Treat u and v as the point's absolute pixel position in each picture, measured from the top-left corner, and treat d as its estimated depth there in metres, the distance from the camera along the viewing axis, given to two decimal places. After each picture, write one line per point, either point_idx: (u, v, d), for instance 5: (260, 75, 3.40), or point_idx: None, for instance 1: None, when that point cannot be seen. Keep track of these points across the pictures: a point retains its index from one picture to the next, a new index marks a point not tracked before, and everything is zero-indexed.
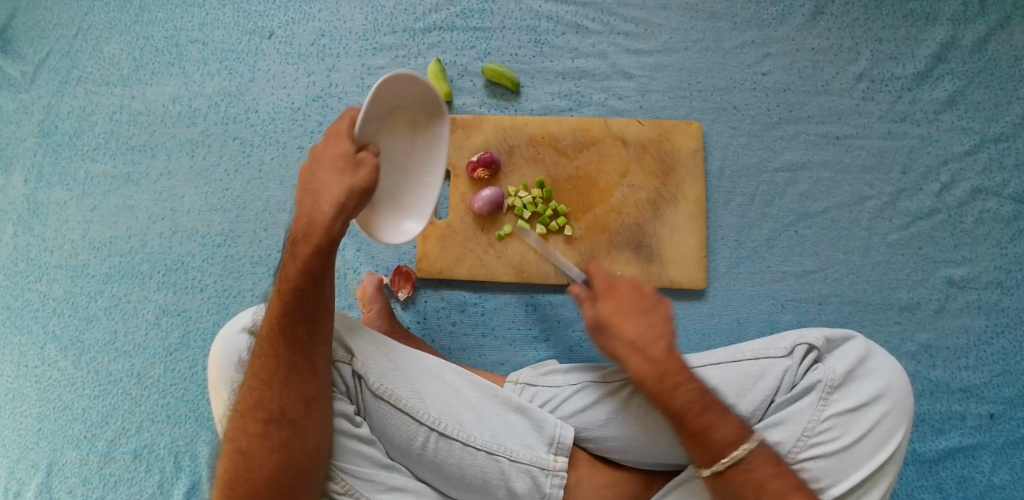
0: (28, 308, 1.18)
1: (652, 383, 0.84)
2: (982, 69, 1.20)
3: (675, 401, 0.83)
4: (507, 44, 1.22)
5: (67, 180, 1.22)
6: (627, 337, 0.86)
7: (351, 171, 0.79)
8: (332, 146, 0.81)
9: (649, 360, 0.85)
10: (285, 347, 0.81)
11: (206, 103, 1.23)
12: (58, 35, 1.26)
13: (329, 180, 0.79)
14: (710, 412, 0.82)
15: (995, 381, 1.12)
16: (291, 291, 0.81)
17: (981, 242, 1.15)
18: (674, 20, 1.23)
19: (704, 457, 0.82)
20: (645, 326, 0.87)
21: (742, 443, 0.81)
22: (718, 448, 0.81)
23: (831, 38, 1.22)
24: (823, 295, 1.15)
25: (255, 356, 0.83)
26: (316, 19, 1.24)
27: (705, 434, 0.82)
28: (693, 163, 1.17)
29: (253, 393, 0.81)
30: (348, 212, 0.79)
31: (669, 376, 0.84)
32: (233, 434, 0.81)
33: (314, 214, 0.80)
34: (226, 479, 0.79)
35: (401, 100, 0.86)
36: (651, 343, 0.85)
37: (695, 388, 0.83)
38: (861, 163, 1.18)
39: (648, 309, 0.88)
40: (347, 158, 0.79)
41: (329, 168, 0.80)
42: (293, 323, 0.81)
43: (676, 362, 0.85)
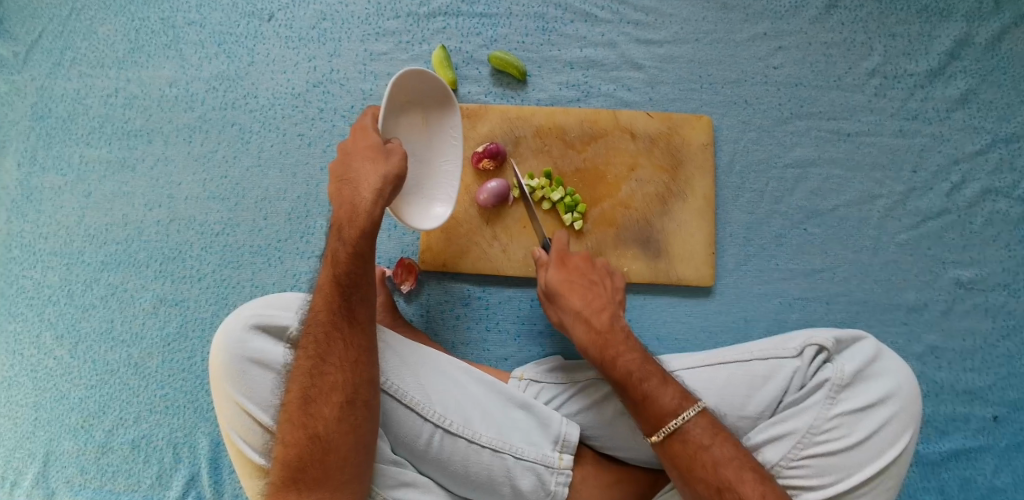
0: (23, 295, 1.15)
1: (593, 354, 0.92)
2: (996, 67, 1.18)
3: (613, 369, 0.89)
4: (514, 32, 1.19)
5: (61, 165, 1.19)
6: (573, 309, 0.96)
7: (383, 158, 0.87)
8: (363, 141, 0.89)
9: (590, 332, 0.94)
10: (345, 330, 0.84)
11: (204, 88, 1.20)
12: (51, 14, 1.22)
13: (367, 170, 0.87)
14: (647, 383, 0.87)
15: (999, 383, 1.12)
16: (344, 275, 0.86)
17: (990, 243, 1.15)
18: (686, 10, 1.20)
19: (646, 425, 0.85)
20: (589, 301, 0.97)
21: (681, 412, 0.84)
22: (655, 417, 0.85)
23: (845, 32, 1.19)
24: (830, 294, 1.14)
25: (310, 346, 0.84)
26: (318, 3, 1.20)
27: (644, 404, 0.86)
28: (703, 158, 1.15)
29: (318, 380, 0.83)
30: (386, 196, 0.86)
31: (608, 346, 0.91)
32: (302, 422, 0.81)
33: (353, 203, 0.86)
34: (296, 468, 0.79)
35: (413, 94, 0.99)
36: (591, 315, 0.95)
37: (634, 358, 0.89)
38: (871, 160, 1.17)
39: (590, 286, 0.99)
40: (377, 149, 0.88)
41: (364, 158, 0.87)
42: (344, 306, 0.85)
43: (617, 334, 0.93)
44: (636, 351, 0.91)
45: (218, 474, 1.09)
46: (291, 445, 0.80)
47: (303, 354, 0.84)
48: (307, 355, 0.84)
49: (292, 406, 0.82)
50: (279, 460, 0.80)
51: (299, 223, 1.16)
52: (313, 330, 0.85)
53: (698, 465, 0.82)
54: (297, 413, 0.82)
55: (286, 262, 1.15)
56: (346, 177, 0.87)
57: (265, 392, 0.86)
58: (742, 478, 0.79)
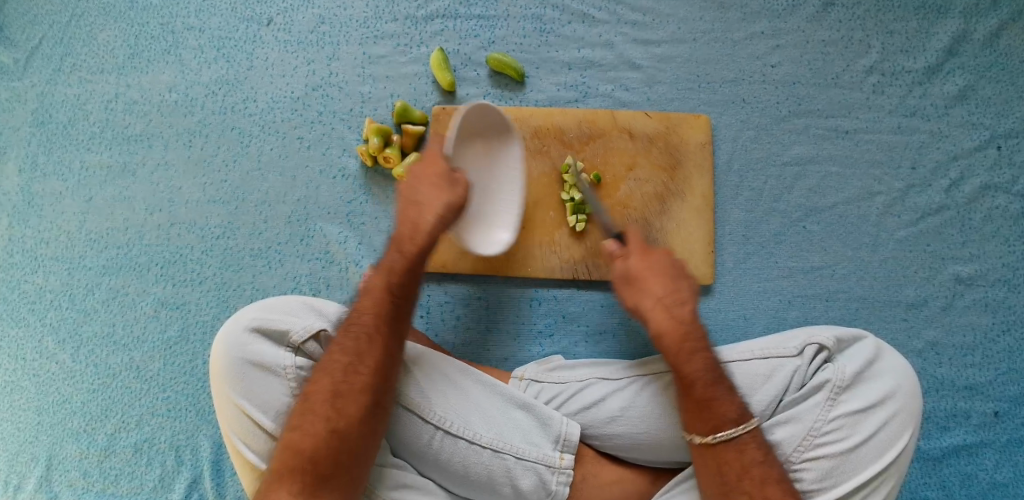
0: (24, 300, 1.16)
1: (670, 344, 0.87)
2: (994, 63, 1.18)
3: (688, 366, 0.86)
4: (512, 33, 1.19)
5: (62, 170, 1.19)
6: (654, 295, 0.90)
7: (446, 187, 0.94)
8: (430, 167, 0.95)
9: (672, 323, 0.88)
10: (387, 336, 0.86)
11: (203, 92, 1.21)
12: (51, 21, 1.22)
13: (429, 194, 0.93)
14: (713, 387, 0.85)
15: (1000, 379, 1.12)
16: (396, 286, 0.89)
17: (990, 239, 1.14)
18: (682, 10, 1.20)
19: (702, 427, 0.84)
20: (673, 289, 0.90)
21: (742, 423, 0.83)
22: (714, 422, 0.84)
23: (843, 30, 1.19)
24: (829, 291, 1.14)
25: (350, 344, 0.85)
26: (316, 7, 1.21)
27: (708, 408, 0.84)
28: (701, 157, 1.15)
29: (351, 378, 0.83)
30: (448, 222, 0.93)
31: (686, 341, 0.87)
32: (326, 414, 0.81)
33: (416, 224, 0.92)
34: (311, 459, 0.78)
35: (475, 124, 1.03)
36: (674, 305, 0.89)
37: (705, 360, 0.86)
38: (870, 157, 1.17)
39: (675, 276, 0.91)
40: (444, 177, 0.94)
41: (430, 183, 0.94)
42: (390, 315, 0.87)
43: (696, 330, 0.88)
44: (707, 354, 0.87)
45: (220, 477, 1.09)
46: (311, 435, 0.79)
47: (341, 350, 0.84)
48: (346, 352, 0.84)
49: (320, 397, 0.82)
50: (294, 447, 0.79)
51: (299, 226, 1.16)
52: (355, 329, 0.86)
53: (745, 478, 0.82)
54: (323, 405, 0.81)
55: (285, 265, 1.15)
56: (411, 199, 0.94)
57: (264, 395, 0.86)
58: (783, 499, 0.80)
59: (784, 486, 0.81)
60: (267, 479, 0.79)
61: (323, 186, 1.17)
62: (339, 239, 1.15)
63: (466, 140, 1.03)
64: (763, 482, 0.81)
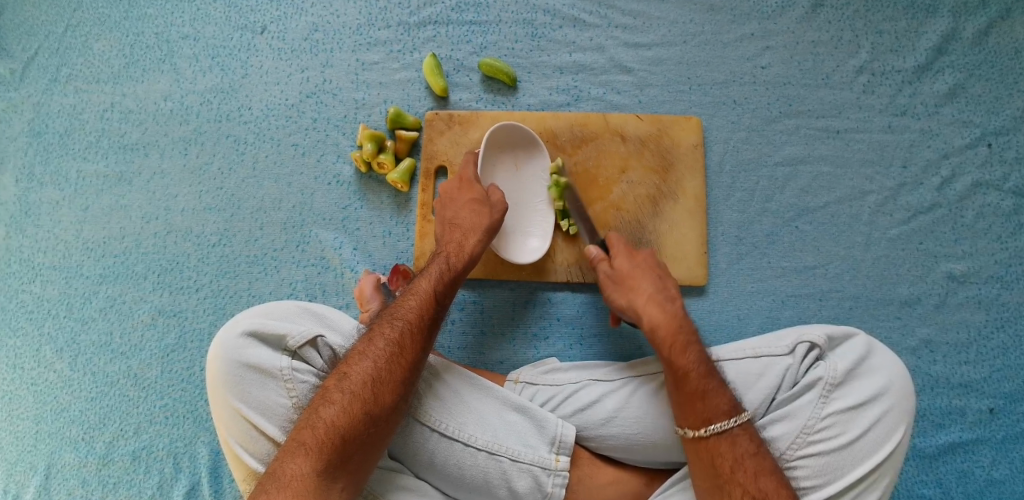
0: (22, 310, 1.17)
1: (665, 335, 0.90)
2: (983, 61, 1.18)
3: (681, 359, 0.87)
4: (504, 39, 1.20)
5: (59, 180, 1.20)
6: (643, 292, 0.94)
7: (484, 209, 1.03)
8: (467, 191, 1.05)
9: (665, 316, 0.91)
10: (428, 335, 0.89)
11: (198, 101, 1.22)
12: (47, 32, 1.24)
13: (471, 216, 1.02)
14: (707, 379, 0.87)
15: (995, 376, 1.12)
16: (440, 294, 0.94)
17: (982, 236, 1.15)
18: (672, 13, 1.21)
19: (693, 420, 0.85)
20: (661, 287, 0.95)
21: (733, 415, 0.85)
22: (706, 414, 0.85)
23: (832, 30, 1.20)
24: (823, 291, 1.14)
25: (393, 334, 0.87)
26: (309, 14, 1.22)
27: (703, 398, 0.85)
28: (693, 158, 1.15)
29: (391, 367, 0.85)
30: (485, 239, 1.01)
31: (680, 334, 0.90)
32: (363, 396, 0.82)
33: (458, 242, 1.00)
34: (340, 437, 0.79)
35: (508, 145, 1.13)
36: (666, 301, 0.93)
37: (700, 354, 0.89)
38: (861, 157, 1.17)
39: (660, 275, 0.97)
40: (479, 199, 1.04)
41: (471, 203, 1.04)
42: (433, 319, 0.91)
43: (688, 325, 0.92)
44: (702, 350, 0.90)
45: (218, 483, 1.09)
46: (346, 414, 0.81)
47: (385, 339, 0.87)
48: (390, 341, 0.87)
49: (359, 379, 0.84)
50: (324, 423, 0.80)
51: (295, 232, 1.17)
52: (401, 322, 0.89)
53: (739, 470, 0.82)
54: (361, 386, 0.83)
55: (281, 271, 1.16)
56: (453, 221, 1.02)
57: (262, 397, 0.87)
58: (778, 490, 0.81)
59: (777, 478, 0.82)
60: (289, 450, 0.79)
61: (318, 192, 1.18)
62: (334, 244, 1.16)
63: (497, 161, 1.12)
64: (754, 474, 0.82)
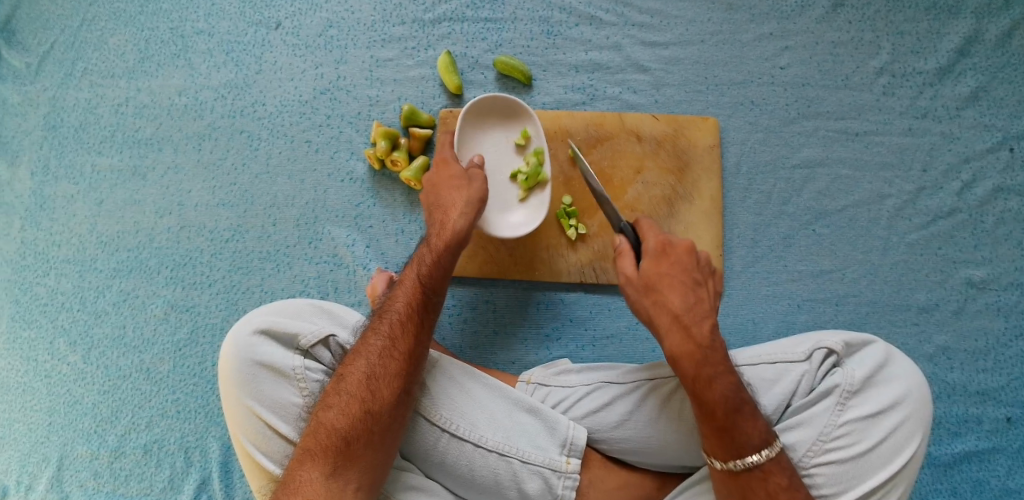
0: (37, 302, 1.17)
1: (687, 368, 0.80)
2: (1007, 64, 1.16)
3: (708, 392, 0.79)
4: (519, 36, 1.19)
5: (74, 174, 1.20)
6: (671, 310, 0.82)
7: (467, 185, 0.96)
8: (445, 171, 0.99)
9: (688, 341, 0.81)
10: (417, 323, 0.87)
11: (212, 96, 1.21)
12: (63, 25, 1.24)
13: (455, 197, 0.95)
14: (739, 414, 0.79)
15: (1012, 384, 1.10)
16: (428, 279, 0.90)
17: (1002, 243, 1.13)
18: (690, 11, 1.20)
19: (723, 452, 0.80)
20: (691, 305, 0.83)
21: (766, 447, 0.79)
22: (737, 449, 0.79)
23: (852, 31, 1.18)
24: (839, 295, 1.13)
25: (384, 329, 0.87)
26: (324, 10, 1.21)
27: (732, 432, 0.79)
28: (709, 160, 1.14)
29: (384, 361, 0.85)
30: (471, 215, 0.93)
31: (704, 365, 0.80)
32: (361, 396, 0.83)
33: (443, 223, 0.94)
34: (343, 440, 0.80)
35: (491, 116, 1.09)
36: (692, 325, 0.81)
37: (730, 383, 0.80)
38: (881, 160, 1.16)
39: (693, 285, 0.84)
40: (461, 179, 0.97)
41: (450, 186, 0.97)
42: (423, 304, 0.89)
43: (716, 352, 0.81)
44: (730, 380, 0.80)
45: (229, 478, 1.10)
46: (346, 415, 0.81)
47: (377, 334, 0.87)
48: (381, 336, 0.86)
49: (355, 378, 0.84)
50: (326, 427, 0.81)
51: (308, 229, 1.17)
52: (390, 316, 0.88)
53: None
54: (358, 386, 0.83)
55: (294, 268, 1.16)
56: (435, 203, 0.96)
57: (274, 395, 0.87)
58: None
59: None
60: (297, 458, 0.80)
61: (331, 189, 1.17)
62: (347, 241, 1.16)
63: (478, 129, 1.09)
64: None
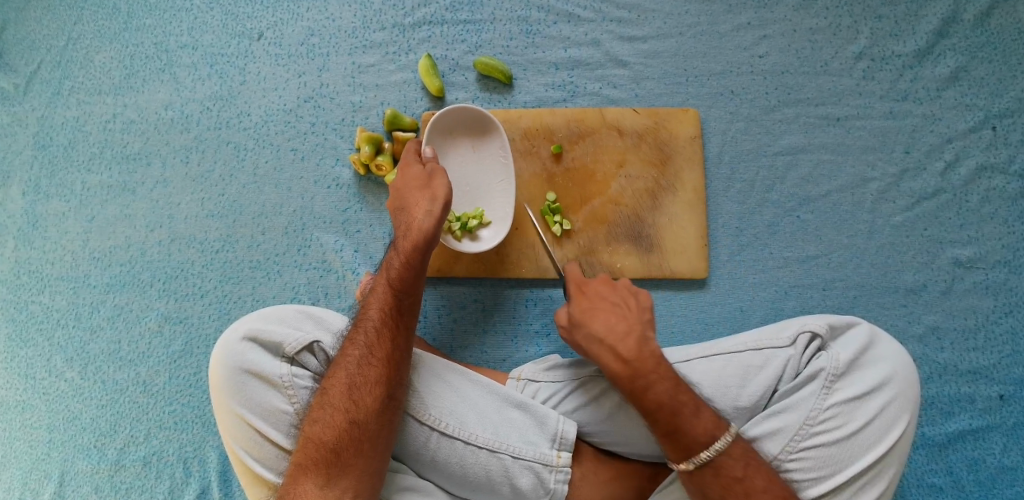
0: (33, 320, 1.19)
1: (622, 385, 0.86)
2: (985, 43, 1.17)
3: (647, 401, 0.84)
4: (498, 37, 1.20)
5: (65, 192, 1.22)
6: (597, 335, 0.89)
7: (425, 183, 0.97)
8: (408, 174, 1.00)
9: (621, 359, 0.87)
10: (392, 331, 0.88)
11: (198, 109, 1.23)
12: (48, 45, 1.25)
13: (416, 197, 0.96)
14: (679, 416, 0.84)
15: (1004, 362, 1.11)
16: (398, 284, 0.91)
17: (988, 221, 1.13)
18: (667, 5, 1.20)
19: (675, 453, 0.84)
20: (615, 325, 0.90)
21: (714, 442, 0.83)
22: (684, 448, 0.83)
23: (830, 17, 1.19)
24: (826, 280, 1.13)
25: (361, 338, 0.88)
26: (305, 19, 1.23)
27: (676, 435, 0.83)
28: (691, 150, 1.15)
29: (364, 369, 0.86)
30: (436, 213, 0.93)
31: (637, 377, 0.86)
32: (345, 407, 0.84)
33: (409, 225, 0.94)
34: (332, 451, 0.81)
35: (456, 126, 1.11)
36: (616, 339, 0.88)
37: (668, 388, 0.85)
38: (863, 144, 1.16)
39: (615, 302, 0.93)
40: (421, 177, 0.98)
41: (414, 187, 0.97)
42: (397, 309, 0.89)
43: (648, 362, 0.87)
44: (676, 384, 0.86)
45: (228, 486, 1.11)
46: (331, 427, 0.83)
47: (354, 345, 0.88)
48: (358, 345, 0.87)
49: (338, 390, 0.85)
50: (314, 441, 0.82)
51: (297, 236, 1.18)
52: (366, 325, 0.89)
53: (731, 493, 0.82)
54: (341, 398, 0.84)
55: (284, 275, 1.17)
56: (401, 206, 0.97)
57: (263, 402, 0.87)
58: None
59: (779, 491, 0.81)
60: (291, 473, 0.81)
61: (318, 196, 1.18)
62: (336, 247, 1.17)
63: (446, 140, 1.11)
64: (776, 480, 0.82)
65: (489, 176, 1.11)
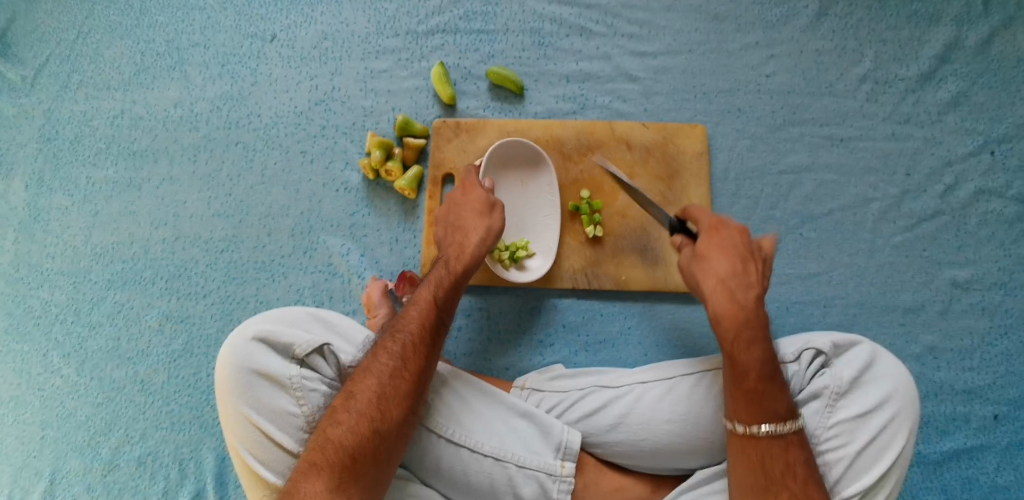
0: (31, 314, 1.17)
1: (728, 330, 0.84)
2: (987, 69, 1.20)
3: (743, 356, 0.83)
4: (510, 47, 1.21)
5: (69, 186, 1.21)
6: (716, 275, 0.86)
7: (486, 212, 1.03)
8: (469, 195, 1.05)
9: (733, 307, 0.84)
10: (429, 348, 0.90)
11: (207, 108, 1.23)
12: (58, 38, 1.25)
13: (472, 220, 1.02)
14: (769, 384, 0.82)
15: (998, 382, 1.13)
16: (442, 303, 0.94)
17: (986, 243, 1.16)
18: (678, 22, 1.22)
19: (747, 416, 0.82)
20: (737, 272, 0.86)
21: (790, 420, 0.82)
22: (762, 415, 0.82)
23: (836, 39, 1.21)
24: (827, 298, 1.15)
25: (396, 349, 0.88)
26: (318, 23, 1.23)
27: (758, 399, 0.82)
28: (698, 166, 1.16)
29: (395, 382, 0.86)
30: (488, 242, 1.01)
31: (745, 329, 0.84)
32: (370, 414, 0.83)
33: (461, 248, 1.00)
34: (350, 456, 0.80)
35: (511, 160, 1.14)
36: (737, 289, 0.85)
37: (765, 352, 0.83)
38: (865, 164, 1.18)
39: (742, 258, 0.87)
40: (482, 203, 1.03)
41: (472, 211, 1.03)
42: (435, 327, 0.91)
43: (758, 319, 0.85)
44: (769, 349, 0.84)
45: (224, 489, 1.10)
46: (353, 433, 0.82)
47: (389, 354, 0.87)
48: (394, 356, 0.87)
49: (365, 397, 0.84)
50: (333, 443, 0.81)
51: (302, 239, 1.18)
52: (403, 336, 0.89)
53: (789, 475, 0.81)
54: (367, 404, 0.84)
55: (288, 277, 1.16)
56: (456, 225, 1.03)
57: (271, 404, 0.87)
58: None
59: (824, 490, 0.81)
60: (301, 471, 0.79)
61: (326, 199, 1.19)
62: (341, 251, 1.17)
63: (499, 172, 1.14)
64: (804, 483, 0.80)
65: (536, 211, 1.14)
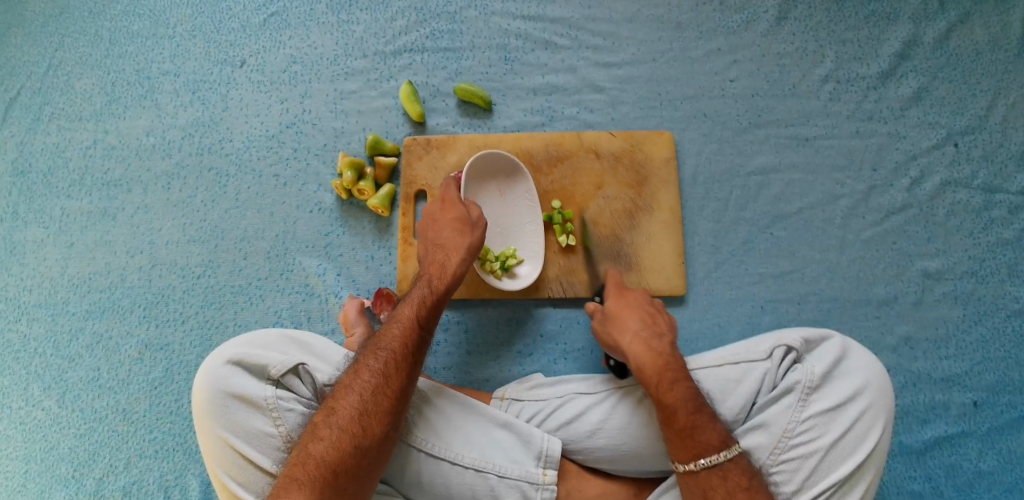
0: (9, 348, 1.17)
1: (650, 375, 0.90)
2: (945, 64, 1.23)
3: (668, 395, 0.87)
4: (478, 63, 1.24)
5: (44, 218, 1.22)
6: (629, 329, 0.97)
7: (466, 230, 1.05)
8: (450, 210, 1.07)
9: (651, 355, 0.92)
10: (411, 365, 0.90)
11: (180, 135, 1.24)
12: (29, 72, 1.26)
13: (452, 238, 1.04)
14: (701, 417, 0.86)
15: (975, 369, 1.14)
16: (423, 320, 0.94)
17: (955, 233, 1.18)
18: (641, 32, 1.25)
19: (682, 452, 0.85)
20: (647, 324, 0.98)
21: (725, 449, 0.84)
22: (696, 447, 0.84)
23: (796, 42, 1.24)
24: (800, 295, 1.17)
25: (377, 365, 0.88)
26: (287, 47, 1.25)
27: (693, 432, 0.85)
28: (666, 172, 1.18)
29: (377, 398, 0.86)
30: (467, 260, 1.03)
31: (667, 371, 0.91)
32: (352, 430, 0.83)
33: (443, 266, 1.01)
34: (332, 472, 0.81)
35: (488, 171, 1.15)
36: (652, 339, 0.95)
37: (687, 388, 0.88)
38: (831, 162, 1.21)
39: (648, 315, 1.00)
40: (464, 221, 1.06)
41: (451, 228, 1.05)
42: (417, 344, 0.92)
43: (675, 363, 0.92)
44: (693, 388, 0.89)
45: None
46: (335, 448, 0.82)
47: (370, 371, 0.88)
48: (375, 373, 0.88)
49: (347, 413, 0.85)
50: (314, 459, 0.81)
51: (279, 260, 1.18)
52: (384, 353, 0.90)
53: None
54: (348, 420, 0.84)
55: (266, 300, 1.17)
56: (436, 243, 1.04)
57: (249, 426, 0.87)
58: None
59: None
60: (282, 486, 0.80)
61: (301, 220, 1.19)
62: (318, 271, 1.17)
63: (477, 184, 1.15)
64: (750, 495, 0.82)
65: (517, 220, 1.16)
